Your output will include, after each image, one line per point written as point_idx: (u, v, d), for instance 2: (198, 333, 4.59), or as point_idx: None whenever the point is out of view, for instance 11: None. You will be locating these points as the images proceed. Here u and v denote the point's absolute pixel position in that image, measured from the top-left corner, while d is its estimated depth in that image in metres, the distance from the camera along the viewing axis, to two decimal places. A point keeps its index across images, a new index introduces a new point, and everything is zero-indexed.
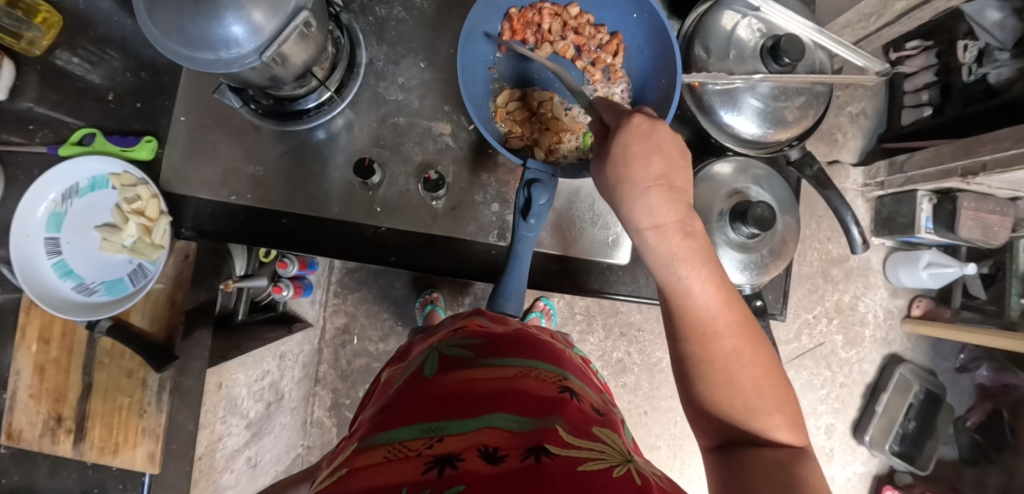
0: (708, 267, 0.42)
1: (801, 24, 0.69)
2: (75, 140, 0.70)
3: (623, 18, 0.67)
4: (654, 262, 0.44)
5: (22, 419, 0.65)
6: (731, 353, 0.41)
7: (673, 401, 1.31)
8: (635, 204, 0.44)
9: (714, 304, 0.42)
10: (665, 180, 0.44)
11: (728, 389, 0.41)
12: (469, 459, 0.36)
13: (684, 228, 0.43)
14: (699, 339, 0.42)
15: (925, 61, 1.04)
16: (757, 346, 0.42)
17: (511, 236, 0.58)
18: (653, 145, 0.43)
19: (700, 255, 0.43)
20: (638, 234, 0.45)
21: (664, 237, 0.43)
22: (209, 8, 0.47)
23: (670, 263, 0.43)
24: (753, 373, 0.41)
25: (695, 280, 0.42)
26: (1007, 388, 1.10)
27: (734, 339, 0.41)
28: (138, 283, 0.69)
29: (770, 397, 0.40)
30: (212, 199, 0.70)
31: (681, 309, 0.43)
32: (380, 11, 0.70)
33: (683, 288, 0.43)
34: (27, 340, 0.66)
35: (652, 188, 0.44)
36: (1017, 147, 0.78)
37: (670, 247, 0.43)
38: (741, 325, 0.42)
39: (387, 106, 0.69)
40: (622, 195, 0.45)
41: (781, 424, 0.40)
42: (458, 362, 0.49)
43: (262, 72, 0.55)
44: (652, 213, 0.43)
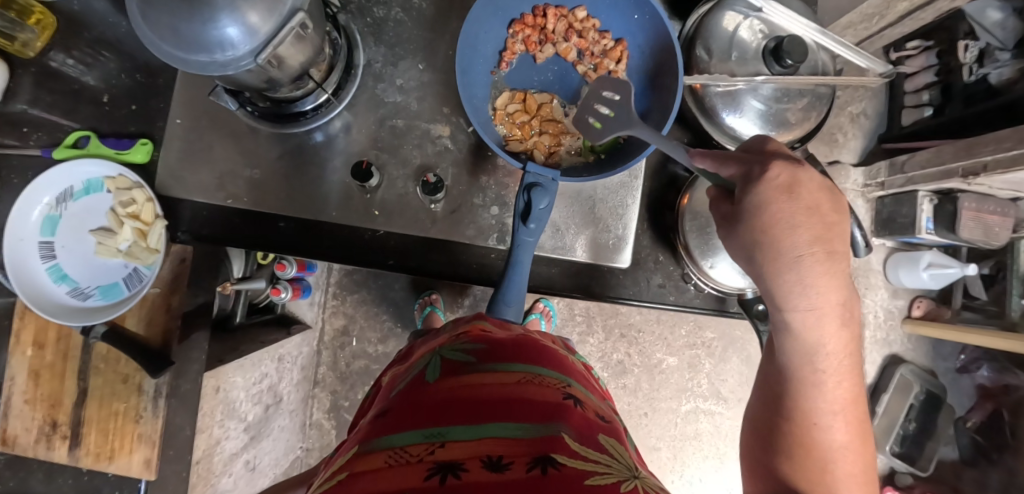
0: (844, 355, 0.43)
1: (803, 25, 0.68)
2: (70, 143, 0.68)
3: (626, 23, 0.66)
4: (793, 343, 0.43)
5: (17, 425, 0.64)
6: (838, 445, 0.43)
7: (674, 403, 1.31)
8: (791, 280, 0.41)
9: (838, 399, 0.43)
10: (824, 247, 0.40)
11: (822, 476, 0.43)
12: (472, 469, 0.35)
13: (842, 315, 0.42)
14: (810, 425, 0.44)
15: (925, 61, 1.04)
16: (862, 439, 0.44)
17: (511, 240, 0.58)
18: (810, 216, 0.41)
19: (845, 346, 0.43)
20: (780, 311, 0.43)
21: (818, 324, 0.41)
22: (203, 10, 0.47)
23: (813, 352, 0.42)
24: (848, 464, 0.43)
25: (829, 369, 0.43)
26: (1007, 389, 1.11)
27: (841, 430, 0.43)
28: (134, 288, 0.68)
29: (858, 487, 0.44)
30: (209, 203, 0.69)
31: (805, 391, 0.44)
32: (377, 11, 0.69)
33: (817, 375, 0.43)
34: (22, 345, 0.65)
35: (808, 257, 0.40)
36: (1019, 148, 0.77)
37: (820, 336, 0.42)
38: (853, 418, 0.44)
39: (385, 108, 0.69)
40: (770, 265, 0.42)
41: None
42: (460, 367, 0.48)
43: (257, 74, 0.54)
44: (811, 294, 0.40)
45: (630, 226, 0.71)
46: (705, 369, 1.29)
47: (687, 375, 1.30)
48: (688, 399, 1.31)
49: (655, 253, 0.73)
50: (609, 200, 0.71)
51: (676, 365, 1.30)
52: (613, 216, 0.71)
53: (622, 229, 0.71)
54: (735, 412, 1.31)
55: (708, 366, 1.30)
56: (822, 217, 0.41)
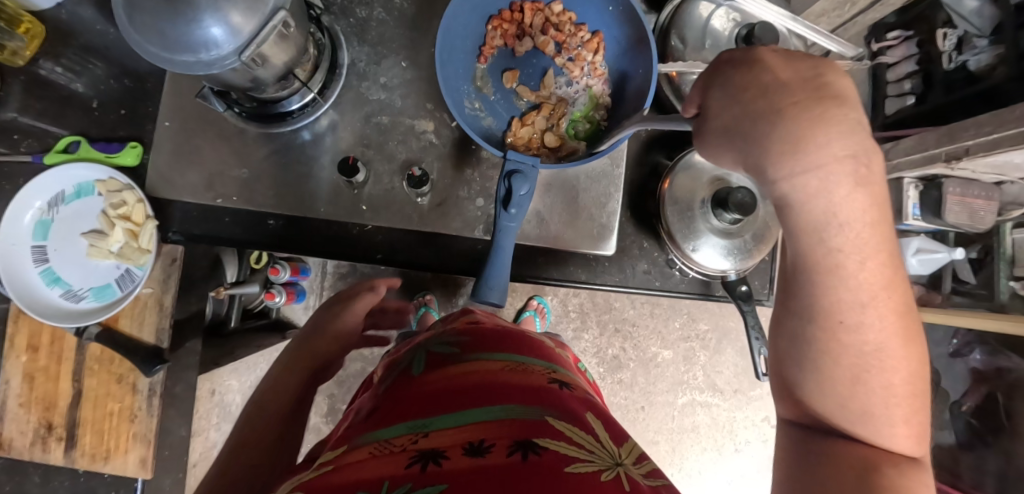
0: (877, 226, 0.29)
1: (775, 12, 0.70)
2: (61, 148, 0.69)
3: (602, 18, 0.68)
4: (799, 220, 0.30)
5: (12, 428, 0.65)
6: (872, 349, 0.30)
7: (670, 396, 1.32)
8: (776, 145, 0.29)
9: (874, 285, 0.29)
10: (816, 93, 0.29)
11: (843, 396, 0.32)
12: (453, 456, 0.36)
13: (855, 171, 0.28)
14: (832, 329, 0.31)
15: (906, 50, 1.06)
16: (910, 345, 0.31)
17: (494, 226, 0.59)
18: (779, 66, 0.31)
19: (871, 209, 0.29)
20: (769, 185, 0.31)
21: (823, 186, 0.28)
22: (188, 10, 0.49)
23: (825, 226, 0.29)
24: (893, 378, 0.31)
25: (853, 247, 0.29)
26: (1000, 372, 1.12)
27: (882, 326, 0.30)
28: (125, 288, 0.68)
29: (902, 406, 0.31)
30: (199, 203, 0.69)
31: (823, 285, 0.30)
32: (360, 12, 0.71)
33: (833, 258, 0.30)
34: (15, 350, 0.66)
35: (797, 110, 0.29)
36: (998, 132, 0.80)
37: (828, 202, 0.29)
38: (902, 316, 0.30)
39: (370, 106, 0.70)
40: (756, 131, 0.30)
41: (903, 435, 0.32)
42: (446, 359, 0.50)
43: (243, 74, 0.55)
44: (806, 153, 0.28)
45: (614, 214, 0.72)
46: (700, 360, 1.30)
47: (682, 367, 1.31)
48: (684, 391, 1.32)
49: (640, 240, 0.75)
50: (592, 190, 0.72)
51: (670, 358, 1.31)
52: (597, 205, 0.72)
53: (607, 218, 0.72)
54: (731, 403, 1.32)
55: (703, 358, 1.31)
56: (797, 70, 0.31)
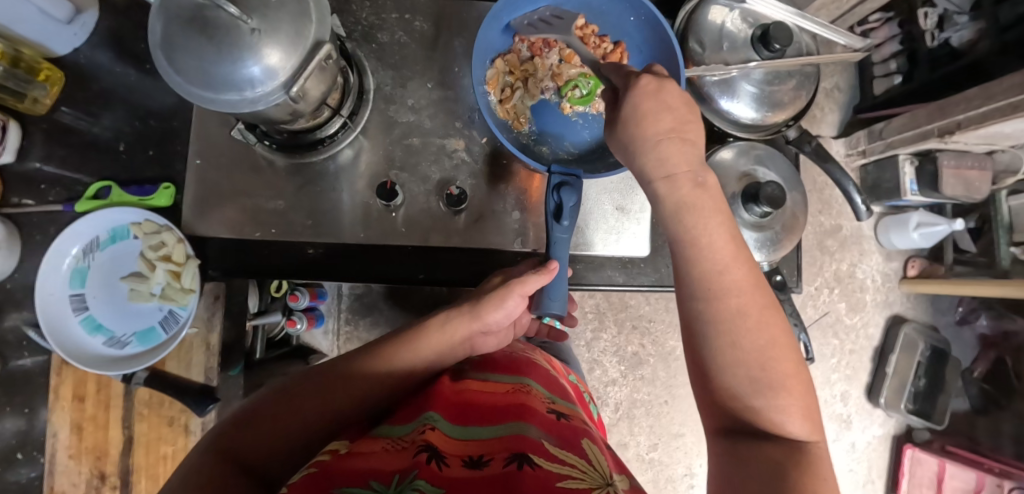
0: (733, 242, 0.47)
1: (783, 11, 0.73)
2: (91, 194, 0.67)
3: (628, 27, 0.70)
4: (676, 223, 0.48)
5: (64, 480, 0.64)
6: (754, 335, 0.43)
7: (692, 388, 1.33)
8: (650, 155, 0.49)
9: (741, 283, 0.45)
10: (676, 133, 0.48)
11: (748, 382, 0.42)
12: (452, 463, 0.37)
13: (694, 178, 0.48)
14: (709, 295, 0.45)
15: (888, 32, 1.10)
16: (785, 342, 0.44)
17: (546, 240, 0.58)
18: (670, 102, 0.48)
19: (724, 225, 0.47)
20: (660, 198, 0.49)
21: (691, 203, 0.47)
22: (230, 49, 0.49)
23: (680, 211, 0.48)
24: (780, 366, 0.43)
25: (711, 234, 0.47)
26: (1007, 336, 1.16)
27: (739, 299, 0.44)
28: (170, 330, 0.67)
29: (792, 393, 0.42)
30: (236, 239, 0.69)
31: (701, 272, 0.46)
32: (382, 37, 0.71)
33: (717, 266, 0.46)
34: (62, 400, 0.65)
35: (661, 139, 0.48)
36: (986, 105, 0.84)
37: (681, 200, 0.48)
38: (760, 302, 0.45)
39: (399, 128, 0.71)
40: (635, 147, 0.49)
41: (796, 416, 0.41)
42: (456, 376, 0.55)
43: (283, 108, 0.56)
44: (664, 162, 0.48)
45: (643, 216, 0.74)
46: None
47: None
48: None
49: None
50: (622, 195, 0.74)
51: None
52: (628, 208, 0.74)
53: (638, 222, 0.74)
54: None
55: None
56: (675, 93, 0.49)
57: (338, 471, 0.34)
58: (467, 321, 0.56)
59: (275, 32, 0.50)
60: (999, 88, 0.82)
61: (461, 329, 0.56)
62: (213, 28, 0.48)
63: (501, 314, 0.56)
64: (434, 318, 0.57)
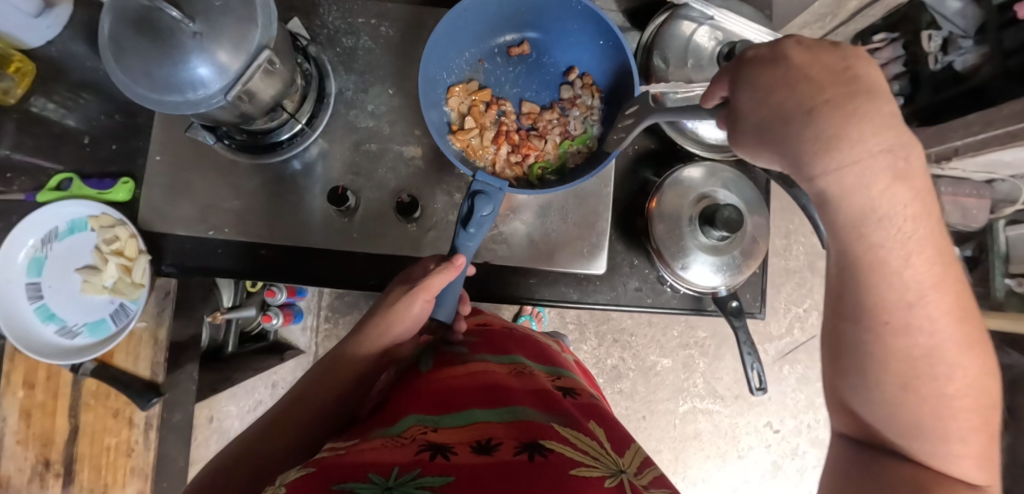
0: (933, 224, 0.32)
1: (756, 30, 0.70)
2: (53, 185, 0.69)
3: (592, 53, 0.67)
4: (838, 217, 0.33)
5: (10, 465, 0.65)
6: (928, 354, 0.32)
7: (671, 404, 1.31)
8: (816, 141, 0.33)
9: (928, 278, 0.31)
10: (844, 90, 0.33)
11: (914, 408, 0.33)
12: (460, 452, 0.37)
13: (895, 166, 0.32)
14: (880, 329, 0.32)
15: (893, 52, 1.07)
16: (978, 348, 0.33)
17: (452, 248, 0.55)
18: (802, 68, 0.35)
19: (917, 200, 0.32)
20: (811, 178, 0.34)
21: (862, 178, 0.32)
22: (172, 52, 0.49)
23: (865, 220, 0.32)
24: (955, 390, 0.32)
25: (892, 242, 0.32)
26: (1000, 369, 1.11)
27: (940, 327, 0.31)
28: (120, 323, 0.68)
29: (978, 426, 0.33)
30: (192, 236, 0.69)
31: (868, 283, 0.32)
32: (347, 42, 0.72)
33: (894, 260, 0.31)
34: (12, 386, 0.66)
35: (816, 108, 0.33)
36: (990, 131, 0.83)
37: (867, 198, 0.32)
38: (957, 309, 0.32)
39: (359, 134, 0.71)
40: (777, 132, 0.36)
41: (965, 454, 0.33)
42: (453, 360, 0.54)
43: (230, 111, 0.56)
44: (846, 147, 0.32)
45: (603, 233, 0.73)
46: (699, 368, 1.31)
47: (682, 375, 1.31)
48: (685, 399, 1.31)
49: (630, 258, 0.75)
50: (580, 210, 0.73)
51: (670, 366, 1.31)
52: (586, 224, 0.73)
53: (596, 238, 0.73)
54: (733, 411, 1.31)
55: (703, 366, 1.31)
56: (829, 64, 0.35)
57: (334, 469, 0.35)
58: (381, 331, 0.55)
59: (219, 35, 0.50)
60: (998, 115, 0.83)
61: (385, 341, 0.56)
62: (156, 30, 0.49)
63: (412, 321, 0.55)
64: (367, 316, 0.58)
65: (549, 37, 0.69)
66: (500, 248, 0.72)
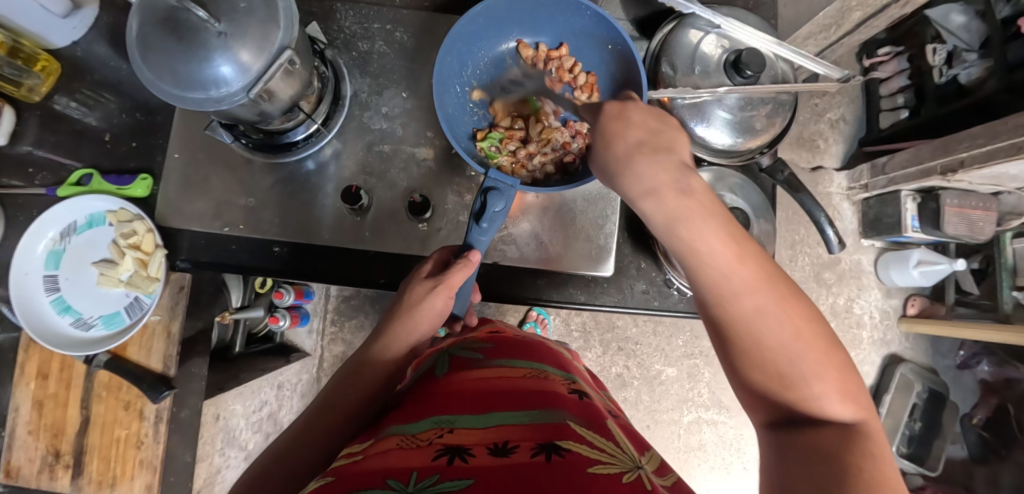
0: (716, 222, 0.43)
1: (763, 38, 0.71)
2: (74, 181, 0.71)
3: (599, 57, 0.70)
4: (659, 228, 0.46)
5: (21, 455, 0.67)
6: (753, 313, 0.39)
7: (676, 414, 1.31)
8: (628, 175, 0.47)
9: (726, 260, 0.41)
10: (644, 144, 0.47)
11: (768, 361, 0.38)
12: (478, 455, 0.38)
13: (676, 187, 0.45)
14: (717, 301, 0.41)
15: (897, 66, 1.11)
16: (790, 301, 0.39)
17: (465, 240, 0.57)
18: (637, 123, 0.49)
19: (699, 209, 0.43)
20: (636, 202, 0.47)
21: (662, 199, 0.45)
22: (197, 50, 0.51)
23: (673, 223, 0.44)
24: (787, 335, 0.38)
25: (701, 236, 0.42)
26: (1010, 383, 1.11)
27: (753, 293, 0.39)
28: (134, 316, 0.69)
29: (824, 366, 0.37)
30: (206, 232, 0.71)
31: (698, 268, 0.42)
32: (362, 46, 0.74)
33: (693, 247, 0.43)
34: (27, 376, 0.68)
35: (632, 153, 0.47)
36: (992, 142, 0.83)
37: (669, 211, 0.44)
38: (764, 277, 0.40)
39: (372, 135, 0.72)
40: (615, 171, 0.49)
41: (829, 392, 0.36)
42: (469, 363, 0.54)
43: (250, 109, 0.58)
44: (643, 179, 0.46)
45: (612, 235, 0.74)
46: (704, 378, 1.30)
47: (687, 385, 1.31)
48: (690, 409, 1.31)
49: (637, 261, 0.75)
50: (590, 212, 0.74)
51: (675, 376, 1.31)
52: (595, 226, 0.74)
53: (605, 239, 0.74)
54: (738, 421, 1.30)
55: (707, 375, 1.30)
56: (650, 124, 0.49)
57: (353, 476, 0.36)
58: (408, 328, 0.56)
59: (244, 36, 0.52)
60: (1004, 127, 0.81)
61: (410, 339, 0.56)
62: (182, 29, 0.51)
63: (435, 317, 0.55)
64: (396, 309, 0.57)
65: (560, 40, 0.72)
66: (509, 249, 0.73)
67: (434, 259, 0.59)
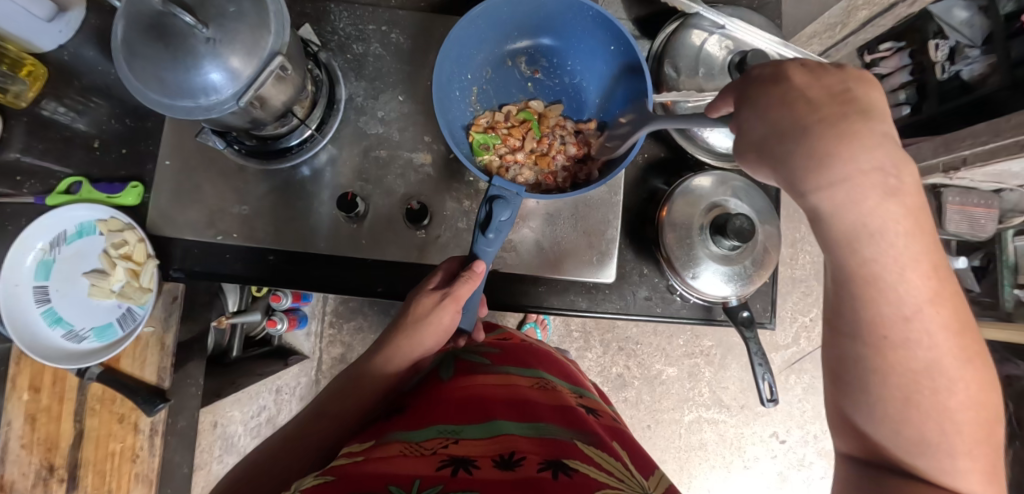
0: (922, 251, 0.33)
1: (767, 39, 0.70)
2: (63, 189, 0.69)
3: (601, 57, 0.68)
4: (833, 233, 0.35)
5: (14, 470, 0.65)
6: (924, 371, 0.33)
7: (676, 413, 1.30)
8: (817, 162, 0.34)
9: (923, 304, 0.32)
10: (846, 113, 0.35)
11: (908, 417, 0.33)
12: (483, 467, 0.37)
13: (937, 257, 0.32)
14: (908, 398, 0.33)
15: (899, 61, 1.09)
16: (971, 363, 0.33)
17: (471, 252, 0.55)
18: (875, 152, 0.33)
19: (917, 229, 0.33)
20: (802, 197, 0.36)
21: (852, 201, 0.33)
22: (186, 57, 0.49)
23: (853, 241, 0.34)
24: (955, 401, 0.32)
25: (892, 267, 0.33)
26: (1010, 380, 1.09)
27: (936, 348, 0.32)
28: (127, 328, 0.68)
29: (970, 437, 0.33)
30: (199, 241, 0.69)
31: (871, 303, 0.33)
32: (357, 48, 0.72)
33: (883, 275, 0.33)
34: (19, 389, 0.66)
35: (818, 129, 0.35)
36: (994, 141, 0.81)
37: (917, 282, 0.32)
38: (958, 333, 0.33)
39: (368, 140, 0.71)
40: (779, 164, 0.38)
41: (972, 468, 0.33)
42: (475, 368, 0.54)
43: (242, 116, 0.56)
44: (884, 244, 0.32)
45: (613, 241, 0.72)
46: (705, 377, 1.29)
47: (688, 384, 1.30)
48: (690, 408, 1.30)
49: (639, 266, 0.74)
50: (591, 217, 0.73)
51: (675, 375, 1.30)
52: (597, 232, 0.73)
53: (607, 245, 0.72)
54: (739, 420, 1.30)
55: (708, 375, 1.30)
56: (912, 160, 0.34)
57: (355, 478, 0.36)
58: (412, 340, 0.55)
59: (233, 41, 0.50)
60: (1007, 125, 0.78)
61: (413, 353, 0.55)
62: (168, 36, 0.49)
63: (442, 331, 0.55)
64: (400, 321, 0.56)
65: (560, 40, 0.70)
66: (509, 256, 0.72)
67: (441, 271, 0.57)
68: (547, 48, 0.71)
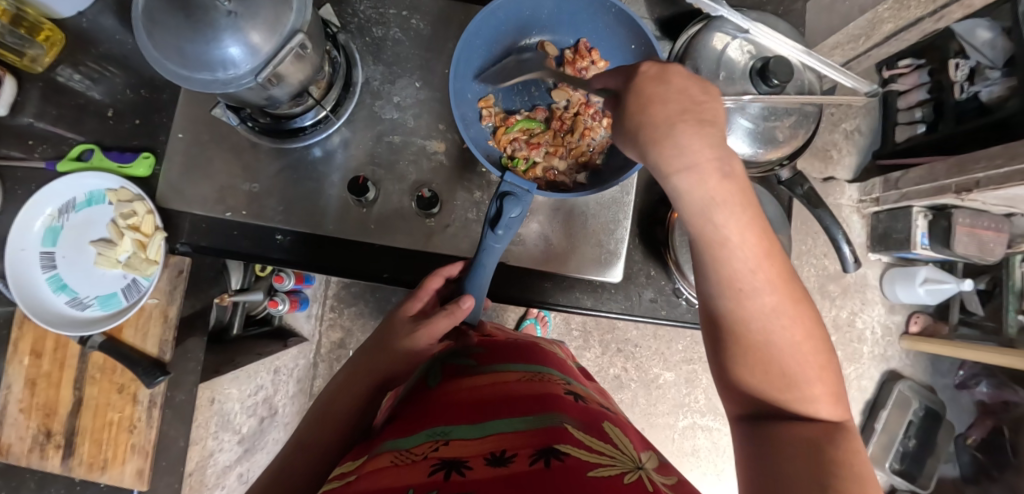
0: (746, 209, 0.39)
1: (790, 46, 0.70)
2: (74, 156, 0.69)
3: (620, 56, 0.68)
4: (688, 206, 0.40)
5: (12, 433, 0.65)
6: (768, 309, 0.37)
7: (671, 418, 1.30)
8: (664, 144, 0.39)
9: (753, 255, 0.38)
10: (690, 113, 0.39)
11: (763, 356, 0.38)
12: (476, 466, 0.37)
13: (721, 169, 0.38)
14: (735, 295, 0.38)
15: (917, 78, 1.08)
16: (799, 302, 0.38)
17: (478, 246, 0.56)
18: (681, 90, 0.41)
19: (733, 194, 0.38)
20: (666, 179, 0.40)
21: (699, 180, 0.38)
22: (206, 29, 0.48)
23: (708, 207, 0.38)
24: (794, 336, 0.37)
25: (733, 224, 0.38)
26: (1008, 405, 1.11)
27: (772, 289, 0.38)
28: (131, 298, 0.68)
29: (815, 368, 0.37)
30: (208, 216, 0.69)
31: (719, 257, 0.39)
32: (377, 31, 0.71)
33: (720, 233, 0.39)
34: (19, 354, 0.66)
35: (676, 123, 0.39)
36: (1008, 165, 0.80)
37: (706, 190, 0.38)
38: (781, 276, 0.38)
39: (383, 125, 0.70)
40: (652, 143, 0.40)
41: (823, 396, 0.37)
42: (463, 371, 0.52)
43: (258, 92, 0.56)
44: (686, 152, 0.38)
45: (623, 241, 0.72)
46: (702, 384, 1.29)
47: (684, 390, 1.30)
48: (685, 414, 1.30)
49: (647, 268, 0.74)
50: (602, 216, 0.72)
51: (672, 380, 1.30)
52: (607, 230, 0.72)
53: (615, 244, 0.72)
54: None
55: (705, 381, 1.30)
56: (693, 94, 0.41)
57: None
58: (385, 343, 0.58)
59: (254, 17, 0.50)
60: None
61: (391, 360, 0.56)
62: (190, 7, 0.48)
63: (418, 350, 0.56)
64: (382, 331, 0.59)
65: (581, 37, 0.69)
66: (518, 250, 0.71)
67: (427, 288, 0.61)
68: (568, 46, 0.70)
